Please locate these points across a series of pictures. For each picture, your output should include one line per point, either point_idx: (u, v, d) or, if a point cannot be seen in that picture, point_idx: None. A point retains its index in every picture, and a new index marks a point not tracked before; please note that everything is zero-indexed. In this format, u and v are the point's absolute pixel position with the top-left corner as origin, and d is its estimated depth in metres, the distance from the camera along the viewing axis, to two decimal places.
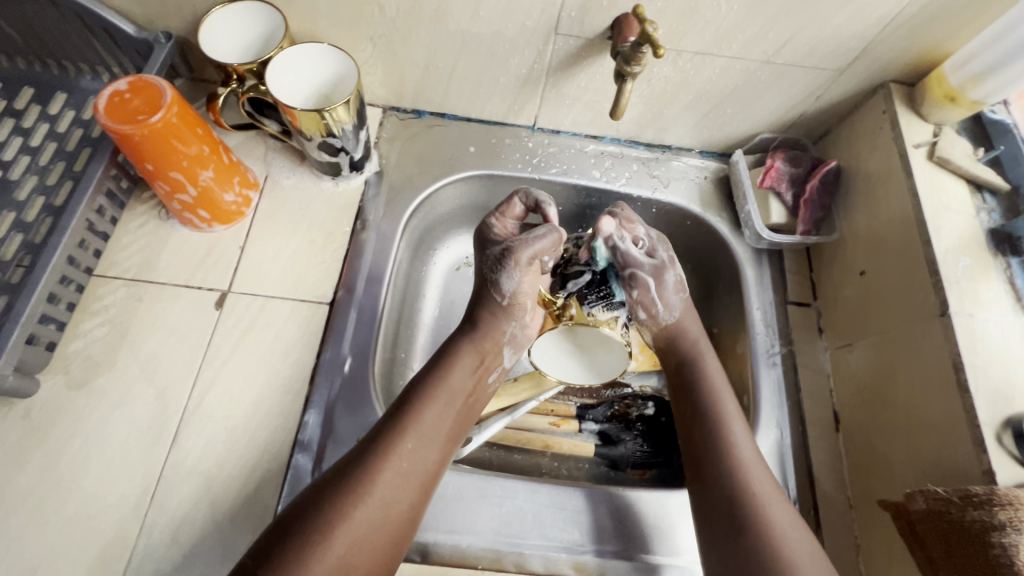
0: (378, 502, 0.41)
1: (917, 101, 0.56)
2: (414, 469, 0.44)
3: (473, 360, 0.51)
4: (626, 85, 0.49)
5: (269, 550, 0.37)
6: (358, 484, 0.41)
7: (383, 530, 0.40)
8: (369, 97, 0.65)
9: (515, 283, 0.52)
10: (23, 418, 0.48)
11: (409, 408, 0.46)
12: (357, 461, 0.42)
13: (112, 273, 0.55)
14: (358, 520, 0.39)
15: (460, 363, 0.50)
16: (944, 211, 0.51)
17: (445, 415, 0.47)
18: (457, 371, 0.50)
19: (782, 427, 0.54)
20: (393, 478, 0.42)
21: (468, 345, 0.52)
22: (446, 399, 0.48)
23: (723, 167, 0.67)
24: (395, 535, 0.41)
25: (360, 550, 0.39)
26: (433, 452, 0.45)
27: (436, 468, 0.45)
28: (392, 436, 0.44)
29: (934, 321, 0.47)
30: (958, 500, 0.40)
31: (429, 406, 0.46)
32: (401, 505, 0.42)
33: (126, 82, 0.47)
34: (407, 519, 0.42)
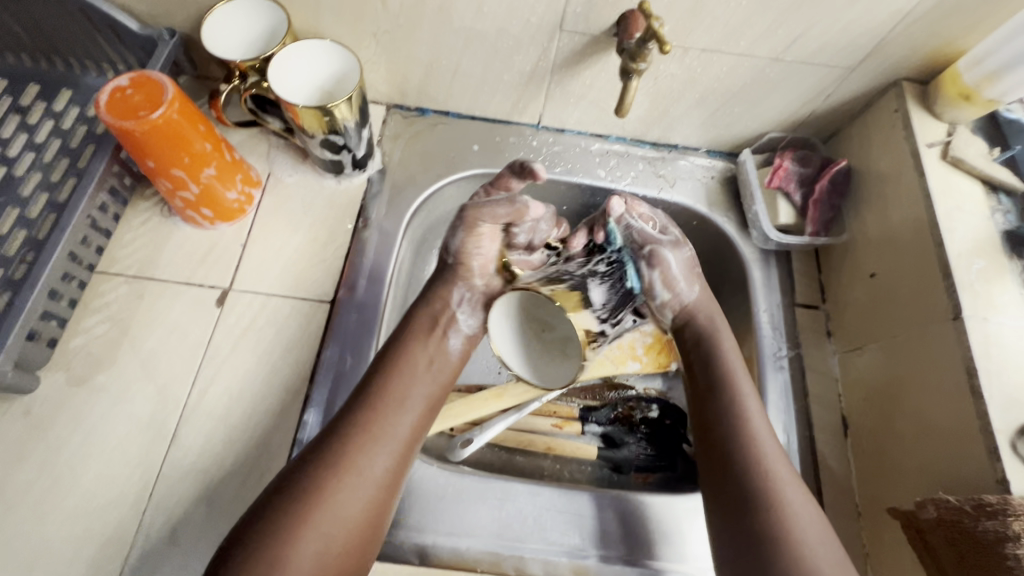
0: (358, 476, 0.42)
1: (930, 100, 0.54)
2: (391, 441, 0.44)
3: (435, 337, 0.51)
4: (631, 82, 0.49)
5: (250, 533, 0.38)
6: (332, 465, 0.41)
7: (366, 502, 0.41)
8: (372, 95, 0.64)
9: (460, 240, 0.53)
10: (24, 414, 0.48)
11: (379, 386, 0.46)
12: (331, 441, 0.43)
13: (114, 270, 0.55)
14: (340, 497, 0.40)
15: (420, 335, 0.51)
16: (957, 212, 0.49)
17: (419, 387, 0.48)
18: (421, 346, 0.50)
19: (788, 433, 0.53)
20: (366, 458, 0.43)
21: (425, 321, 0.52)
22: (417, 377, 0.48)
23: (730, 167, 0.66)
24: (378, 504, 0.42)
25: (345, 524, 0.40)
26: (408, 423, 0.46)
27: (414, 438, 0.46)
28: (364, 412, 0.45)
29: (947, 324, 0.46)
30: (971, 510, 0.39)
31: (399, 381, 0.47)
32: (385, 476, 0.43)
33: (128, 77, 0.46)
34: (388, 488, 0.43)
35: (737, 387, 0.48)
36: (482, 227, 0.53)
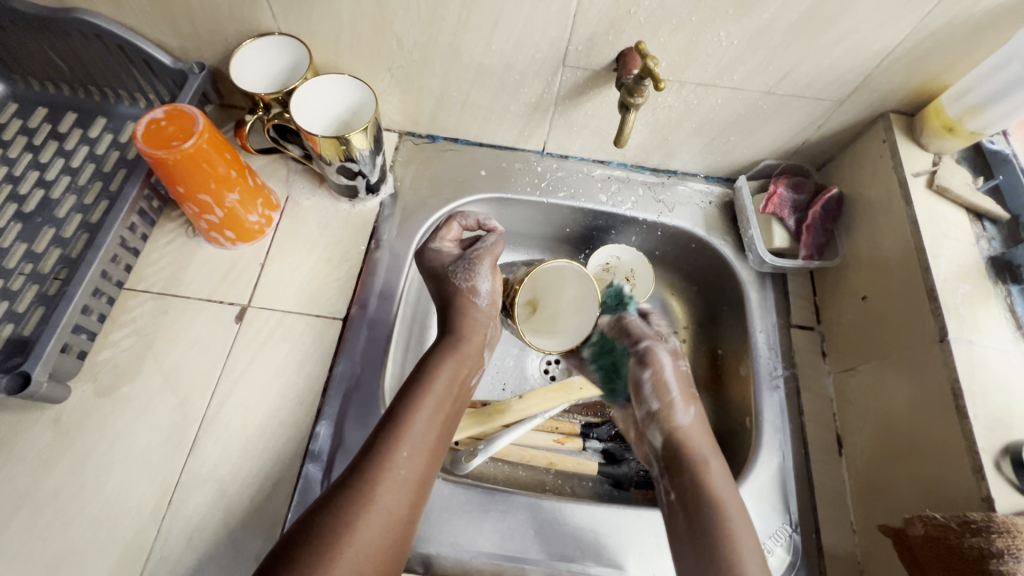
0: (380, 511, 0.42)
1: (917, 131, 0.57)
2: (408, 477, 0.45)
3: (453, 368, 0.52)
4: (629, 115, 0.52)
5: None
6: (359, 494, 0.42)
7: (387, 538, 0.42)
8: (386, 123, 0.68)
9: (489, 280, 0.56)
10: (53, 423, 0.51)
11: (398, 419, 0.47)
12: (354, 478, 0.43)
13: (141, 287, 0.58)
14: (363, 535, 0.40)
15: (446, 368, 0.51)
16: (943, 238, 0.51)
17: (433, 420, 0.49)
18: (440, 378, 0.51)
19: (783, 451, 0.55)
20: (392, 486, 0.43)
21: (448, 356, 0.52)
22: (433, 404, 0.49)
23: (728, 192, 0.69)
24: (397, 540, 0.43)
25: (367, 563, 0.40)
26: (424, 459, 0.46)
27: (429, 473, 0.47)
28: (384, 447, 0.45)
29: (934, 347, 0.47)
30: (956, 527, 0.40)
31: (416, 414, 0.48)
32: (402, 511, 0.43)
33: (163, 110, 0.50)
34: (407, 523, 0.44)
35: (698, 455, 0.51)
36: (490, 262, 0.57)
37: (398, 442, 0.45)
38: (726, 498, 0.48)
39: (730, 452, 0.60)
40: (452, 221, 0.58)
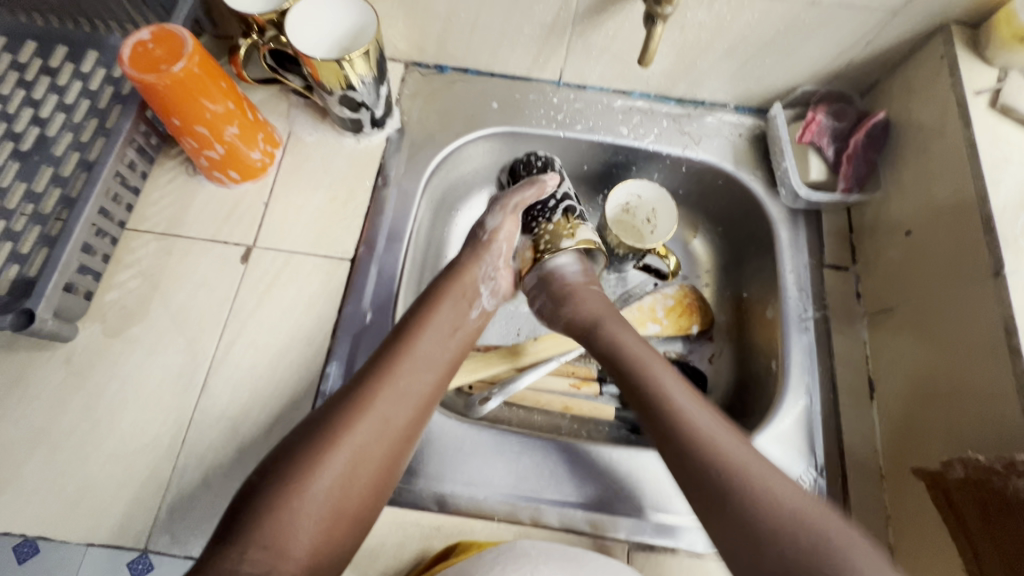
0: (377, 415, 0.42)
1: (981, 44, 0.51)
2: (390, 425, 0.43)
3: (445, 325, 0.50)
4: (656, 28, 0.46)
5: (274, 464, 0.39)
6: (329, 435, 0.40)
7: (383, 444, 0.42)
8: (391, 52, 0.63)
9: (500, 221, 0.55)
10: (65, 362, 0.50)
11: (402, 337, 0.47)
12: (328, 415, 0.41)
13: (143, 227, 0.56)
14: (359, 431, 0.41)
15: (446, 301, 0.51)
16: (1004, 164, 0.46)
17: (425, 375, 0.46)
18: (442, 307, 0.50)
19: (811, 394, 0.53)
20: (369, 431, 0.41)
21: (452, 284, 0.52)
22: (421, 363, 0.46)
23: (760, 124, 0.64)
24: (392, 455, 0.42)
25: (362, 460, 0.40)
26: (430, 375, 0.46)
27: (417, 424, 0.44)
28: (388, 357, 0.46)
29: (986, 282, 0.44)
30: (1001, 469, 0.38)
31: (422, 332, 0.48)
32: (380, 456, 0.42)
33: (149, 32, 0.46)
34: (387, 467, 0.42)
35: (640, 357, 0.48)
36: (516, 211, 0.55)
37: (396, 360, 0.45)
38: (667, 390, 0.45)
39: (752, 397, 0.58)
40: (537, 184, 0.55)
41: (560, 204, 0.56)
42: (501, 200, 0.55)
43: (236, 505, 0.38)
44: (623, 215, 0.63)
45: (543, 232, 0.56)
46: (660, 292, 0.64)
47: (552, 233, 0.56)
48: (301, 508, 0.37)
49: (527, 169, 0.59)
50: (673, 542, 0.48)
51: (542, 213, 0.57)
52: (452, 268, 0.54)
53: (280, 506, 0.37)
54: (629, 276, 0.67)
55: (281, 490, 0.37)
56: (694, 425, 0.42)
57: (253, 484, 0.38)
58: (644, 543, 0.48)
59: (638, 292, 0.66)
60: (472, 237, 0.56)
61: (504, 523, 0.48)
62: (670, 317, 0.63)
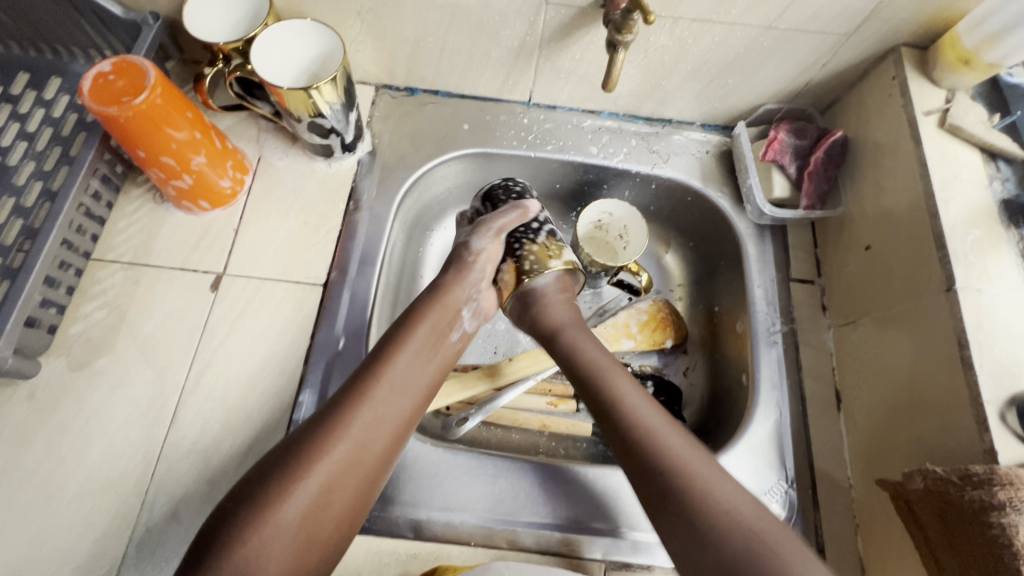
0: (351, 443, 0.41)
1: (929, 65, 0.53)
2: (364, 451, 0.42)
3: (424, 345, 0.49)
4: (618, 55, 0.47)
5: (242, 493, 0.38)
6: (303, 461, 0.39)
7: (357, 471, 0.41)
8: (361, 75, 0.64)
9: (484, 243, 0.53)
10: (28, 399, 0.49)
11: (376, 361, 0.46)
12: (302, 441, 0.41)
13: (110, 257, 0.55)
14: (333, 458, 0.40)
15: (427, 321, 0.50)
16: (954, 181, 0.48)
17: (402, 400, 0.45)
18: (420, 328, 0.49)
19: (781, 408, 0.54)
20: (344, 457, 0.41)
21: (433, 305, 0.51)
22: (398, 386, 0.46)
23: (726, 140, 0.65)
24: (367, 480, 0.42)
25: (335, 488, 0.40)
26: (406, 398, 0.46)
27: (392, 448, 0.44)
28: (361, 383, 0.45)
29: (940, 296, 0.45)
30: (958, 480, 0.39)
31: (398, 354, 0.47)
32: (353, 480, 0.41)
33: (110, 63, 0.46)
34: (359, 492, 0.41)
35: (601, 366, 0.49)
36: (500, 234, 0.54)
37: (372, 382, 0.45)
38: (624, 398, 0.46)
39: (725, 410, 0.59)
40: (519, 208, 0.55)
41: (543, 227, 0.56)
42: (483, 223, 0.54)
43: (200, 537, 0.37)
44: (597, 232, 0.65)
45: (526, 254, 0.54)
46: (633, 307, 0.64)
47: (536, 257, 0.54)
48: (267, 541, 0.36)
49: (506, 195, 0.58)
50: (648, 559, 0.48)
51: (526, 235, 0.55)
52: (434, 288, 0.53)
53: (247, 536, 0.36)
54: (603, 292, 0.68)
55: (249, 520, 0.36)
56: (646, 427, 0.44)
57: (220, 513, 0.37)
58: (620, 562, 0.48)
59: (613, 307, 0.66)
60: (456, 257, 0.54)
61: (482, 547, 0.48)
62: (644, 331, 0.63)
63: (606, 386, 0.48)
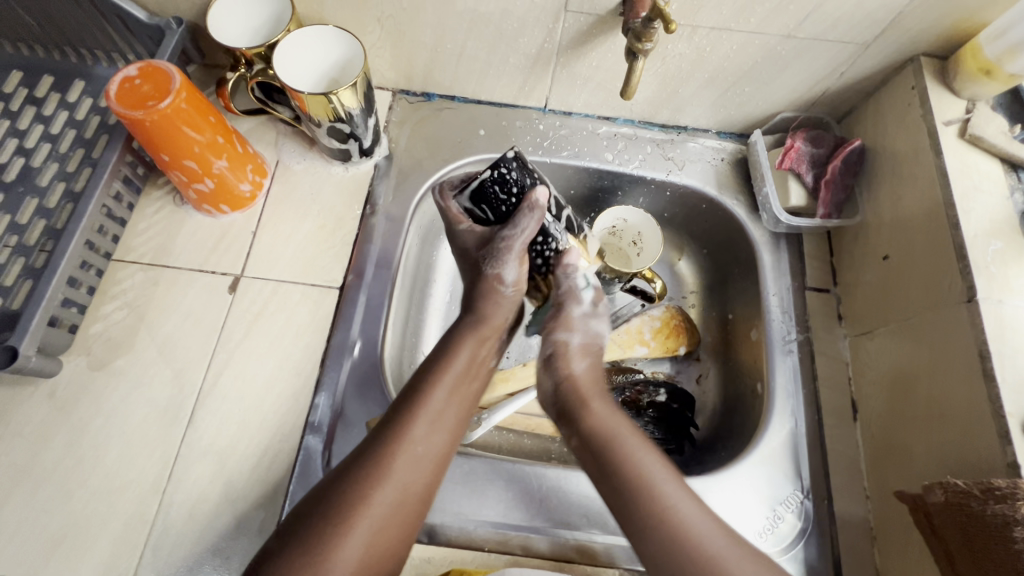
0: (396, 483, 0.41)
1: (949, 75, 0.53)
2: (410, 489, 0.41)
3: (458, 374, 0.47)
4: (637, 63, 0.47)
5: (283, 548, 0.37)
6: (348, 506, 0.39)
7: (403, 508, 0.41)
8: (379, 81, 0.64)
9: (518, 270, 0.50)
10: (48, 398, 0.50)
11: (414, 398, 0.45)
12: (343, 483, 0.40)
13: (130, 258, 0.56)
14: (376, 508, 0.40)
15: (463, 349, 0.49)
16: (974, 192, 0.48)
17: (439, 434, 0.44)
18: (456, 360, 0.48)
19: (796, 416, 0.53)
20: (390, 496, 0.40)
21: (468, 334, 0.50)
22: (436, 417, 0.44)
23: (741, 148, 0.65)
24: (411, 517, 0.41)
25: (381, 535, 0.39)
26: (444, 435, 0.44)
27: (435, 481, 0.43)
28: (398, 424, 0.43)
29: (960, 307, 0.45)
30: (978, 493, 0.39)
31: (436, 391, 0.45)
32: (400, 518, 0.41)
33: (136, 68, 0.47)
34: (403, 530, 0.41)
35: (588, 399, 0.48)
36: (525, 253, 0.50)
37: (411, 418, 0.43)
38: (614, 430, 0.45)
39: (739, 418, 0.59)
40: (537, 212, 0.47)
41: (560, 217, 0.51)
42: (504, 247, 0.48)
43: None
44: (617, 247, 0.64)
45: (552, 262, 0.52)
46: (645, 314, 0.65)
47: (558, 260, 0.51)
48: None
49: (506, 195, 0.47)
50: None
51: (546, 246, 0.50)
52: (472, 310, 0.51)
53: None
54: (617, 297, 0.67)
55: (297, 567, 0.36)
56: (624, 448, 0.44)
57: (269, 553, 0.38)
58: (634, 570, 0.48)
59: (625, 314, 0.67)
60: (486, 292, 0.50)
61: (496, 552, 0.48)
62: (658, 338, 0.63)
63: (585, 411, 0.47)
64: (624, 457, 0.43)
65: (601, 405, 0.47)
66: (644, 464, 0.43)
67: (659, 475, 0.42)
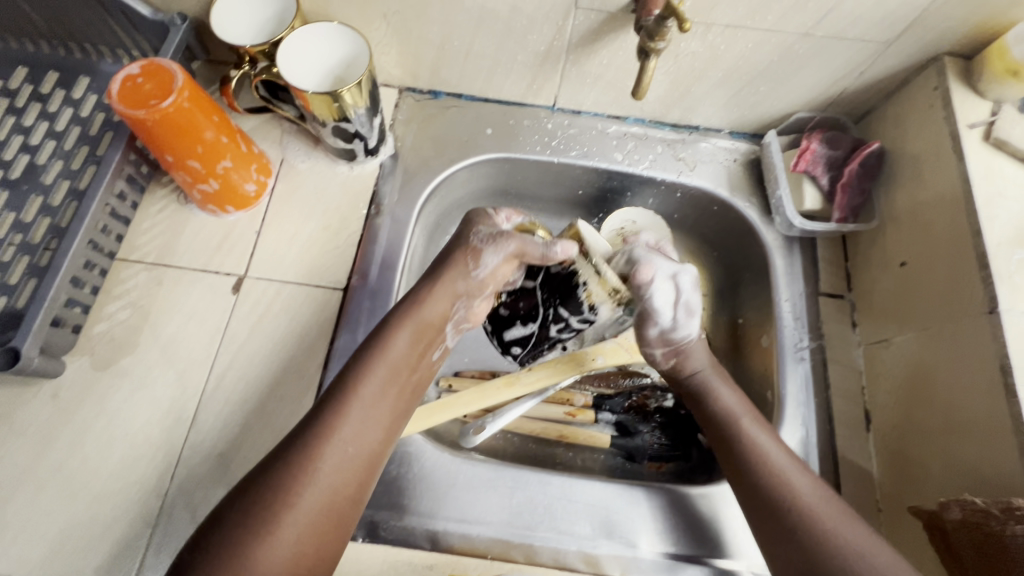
0: (334, 458, 0.39)
1: (973, 76, 0.51)
2: (355, 454, 0.41)
3: (409, 336, 0.47)
4: (649, 63, 0.46)
5: (233, 512, 0.37)
6: (285, 481, 0.38)
7: (347, 475, 0.40)
8: (385, 78, 0.63)
9: (497, 264, 0.50)
10: (52, 398, 0.50)
11: (345, 389, 0.43)
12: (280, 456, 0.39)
13: (134, 257, 0.56)
14: (319, 480, 0.38)
15: (405, 329, 0.47)
16: (998, 199, 0.46)
17: (382, 401, 0.44)
18: (398, 338, 0.46)
19: (808, 426, 0.52)
20: (335, 466, 0.39)
21: (405, 323, 0.47)
22: (387, 379, 0.44)
23: (754, 149, 0.64)
24: (356, 486, 0.40)
25: (322, 517, 0.38)
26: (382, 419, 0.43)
27: (382, 447, 0.43)
28: (326, 417, 0.41)
29: (981, 318, 0.44)
30: (998, 513, 0.38)
31: (368, 379, 0.43)
32: (348, 489, 0.40)
33: (139, 66, 0.46)
34: (353, 500, 0.40)
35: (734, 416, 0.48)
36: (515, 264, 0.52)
37: (354, 385, 0.43)
38: (761, 441, 0.46)
39: None
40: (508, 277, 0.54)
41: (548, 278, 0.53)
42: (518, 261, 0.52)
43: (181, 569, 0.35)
44: (597, 284, 0.49)
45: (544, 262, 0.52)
46: None
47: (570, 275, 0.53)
48: None
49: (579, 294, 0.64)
50: None
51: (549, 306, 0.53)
52: (435, 269, 0.50)
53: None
54: None
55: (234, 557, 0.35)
56: (770, 460, 0.45)
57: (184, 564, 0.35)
58: None
59: None
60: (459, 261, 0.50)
61: (498, 560, 0.47)
62: None
63: (732, 423, 0.48)
64: (765, 463, 0.45)
65: (751, 420, 0.48)
66: (785, 473, 0.44)
67: (761, 440, 0.46)
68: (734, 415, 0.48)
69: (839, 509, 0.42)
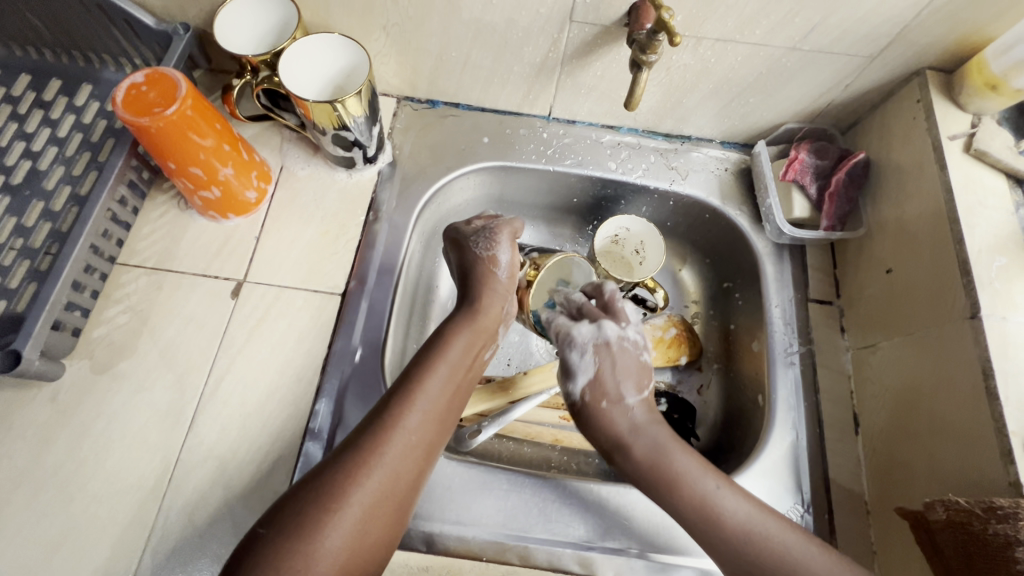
0: (402, 442, 0.41)
1: (954, 89, 0.52)
2: (418, 441, 0.42)
3: (470, 340, 0.50)
4: (642, 75, 0.47)
5: (299, 496, 0.38)
6: (354, 464, 0.39)
7: (411, 459, 0.42)
8: (383, 88, 0.65)
9: (510, 253, 0.55)
10: (50, 401, 0.50)
11: (409, 385, 0.45)
12: (352, 442, 0.41)
13: (134, 262, 0.56)
14: (387, 462, 0.40)
15: (465, 332, 0.50)
16: (979, 207, 0.48)
17: (446, 388, 0.46)
18: (458, 342, 0.49)
19: (797, 430, 0.53)
20: (400, 450, 0.41)
21: (465, 327, 0.50)
22: (447, 372, 0.47)
23: (745, 158, 0.65)
24: (415, 475, 0.42)
25: (382, 500, 0.39)
26: (443, 405, 0.45)
27: (439, 440, 0.44)
28: (393, 409, 0.43)
29: (963, 323, 0.45)
30: (981, 513, 0.38)
31: (430, 375, 0.46)
32: (410, 476, 0.41)
33: (143, 74, 0.47)
34: (412, 485, 0.41)
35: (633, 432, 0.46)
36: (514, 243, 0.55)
37: (423, 375, 0.45)
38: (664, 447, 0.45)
39: (741, 431, 0.58)
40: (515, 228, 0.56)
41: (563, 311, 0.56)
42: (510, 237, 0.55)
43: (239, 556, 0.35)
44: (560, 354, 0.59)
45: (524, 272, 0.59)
46: (649, 323, 0.63)
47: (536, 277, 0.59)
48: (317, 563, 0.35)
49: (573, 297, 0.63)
50: None
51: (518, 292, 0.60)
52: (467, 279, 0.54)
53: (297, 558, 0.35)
54: None
55: (296, 537, 0.35)
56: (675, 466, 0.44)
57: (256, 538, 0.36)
58: None
59: None
60: (479, 273, 0.53)
61: (494, 562, 0.48)
62: (659, 348, 0.62)
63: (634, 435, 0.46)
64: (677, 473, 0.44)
65: (654, 429, 0.46)
66: (696, 481, 0.43)
67: (671, 447, 0.45)
68: (621, 430, 0.46)
69: (754, 511, 0.42)
